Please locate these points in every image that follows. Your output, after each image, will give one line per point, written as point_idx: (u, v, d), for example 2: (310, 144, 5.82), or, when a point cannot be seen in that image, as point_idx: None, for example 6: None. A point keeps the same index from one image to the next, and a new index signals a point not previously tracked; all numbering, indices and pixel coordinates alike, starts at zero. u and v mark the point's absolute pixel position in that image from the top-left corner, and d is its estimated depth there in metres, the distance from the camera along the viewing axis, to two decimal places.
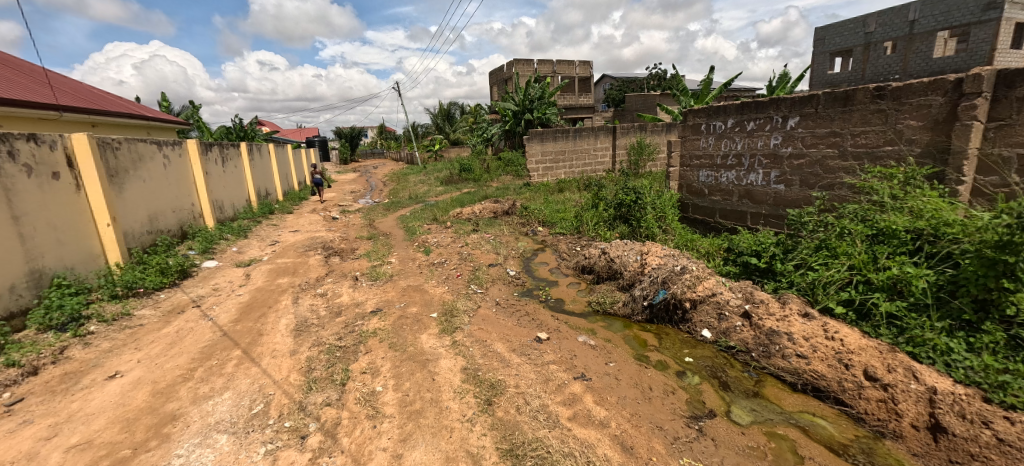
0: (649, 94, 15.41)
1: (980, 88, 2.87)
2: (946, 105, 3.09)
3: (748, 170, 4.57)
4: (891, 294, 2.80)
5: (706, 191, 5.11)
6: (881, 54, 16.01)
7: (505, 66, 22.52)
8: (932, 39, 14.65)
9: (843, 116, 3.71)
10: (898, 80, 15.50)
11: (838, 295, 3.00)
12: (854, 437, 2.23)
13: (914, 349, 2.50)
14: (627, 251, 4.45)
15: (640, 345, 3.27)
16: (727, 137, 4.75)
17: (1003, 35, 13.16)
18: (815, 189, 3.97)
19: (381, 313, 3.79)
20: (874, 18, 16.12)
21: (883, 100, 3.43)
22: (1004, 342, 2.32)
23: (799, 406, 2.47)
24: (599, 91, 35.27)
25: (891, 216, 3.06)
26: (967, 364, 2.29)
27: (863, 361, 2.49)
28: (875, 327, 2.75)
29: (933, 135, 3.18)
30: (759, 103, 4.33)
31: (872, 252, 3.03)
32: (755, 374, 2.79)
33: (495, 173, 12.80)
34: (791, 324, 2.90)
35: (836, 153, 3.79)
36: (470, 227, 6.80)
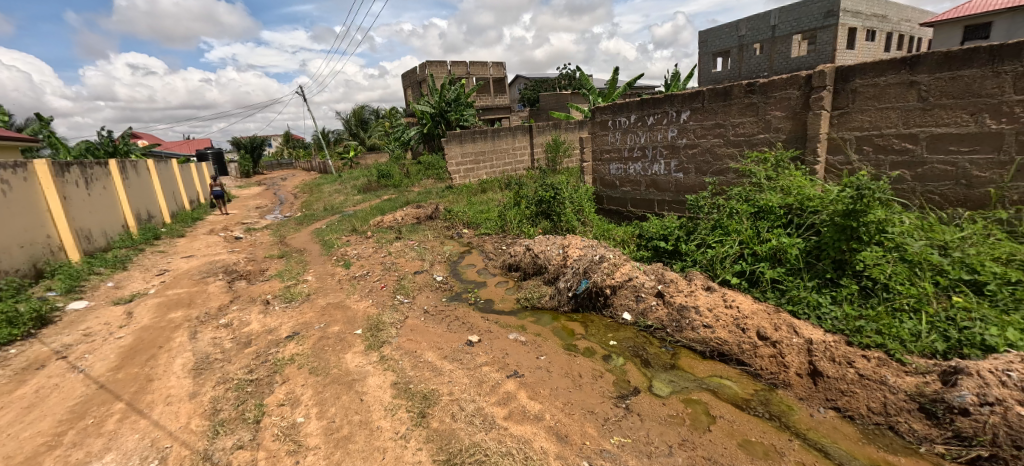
0: (560, 94, 16.00)
1: (824, 83, 3.38)
2: (801, 97, 3.59)
3: (652, 161, 4.94)
4: (773, 263, 3.20)
5: (618, 183, 5.42)
6: (752, 54, 18.37)
7: (417, 69, 22.08)
8: (790, 42, 16.96)
9: (724, 109, 4.16)
10: (767, 77, 17.74)
11: (733, 268, 3.36)
12: (754, 392, 2.50)
13: (794, 307, 2.87)
14: (549, 246, 4.58)
15: (568, 335, 3.39)
16: (631, 131, 5.10)
17: (841, 37, 15.63)
18: (707, 175, 4.39)
19: (299, 337, 3.51)
20: (745, 23, 18.30)
21: (754, 94, 3.90)
22: (857, 292, 2.74)
23: (709, 372, 2.72)
24: (514, 91, 36.04)
25: (767, 195, 3.49)
26: (833, 316, 2.69)
27: (756, 323, 2.81)
28: (763, 292, 3.12)
29: (793, 123, 3.68)
30: (656, 99, 4.70)
31: (755, 227, 3.45)
32: (670, 347, 3.03)
33: (415, 177, 12.49)
34: (697, 298, 3.20)
35: (722, 141, 4.23)
36: (393, 235, 6.56)
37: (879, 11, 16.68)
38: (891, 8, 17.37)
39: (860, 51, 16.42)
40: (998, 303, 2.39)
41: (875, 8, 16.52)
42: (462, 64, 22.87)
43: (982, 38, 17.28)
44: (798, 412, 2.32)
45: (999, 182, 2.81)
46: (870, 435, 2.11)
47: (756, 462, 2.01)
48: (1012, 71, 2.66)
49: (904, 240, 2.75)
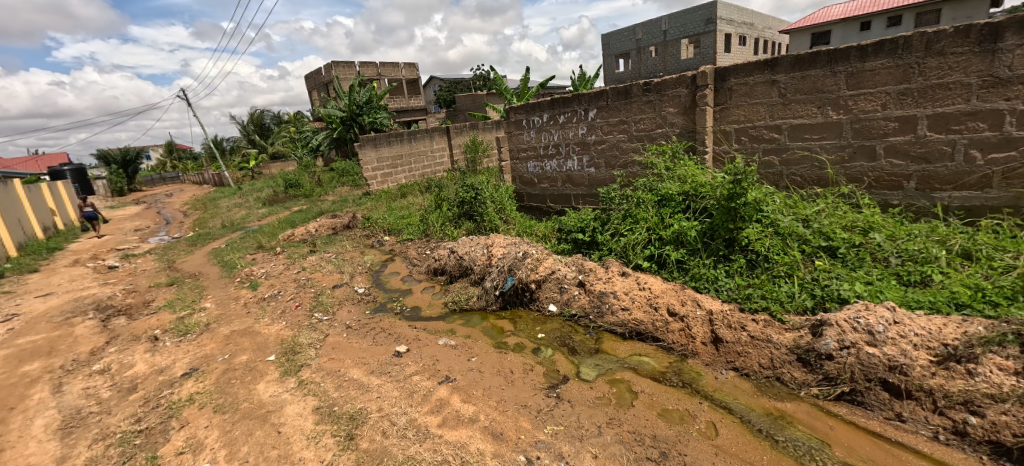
0: (474, 95, 16.01)
1: (706, 82, 3.78)
2: (689, 95, 3.97)
3: (565, 157, 5.15)
4: (677, 245, 3.50)
5: (536, 180, 5.57)
6: (648, 56, 19.94)
7: (322, 71, 20.80)
8: (679, 45, 18.66)
9: (625, 107, 4.47)
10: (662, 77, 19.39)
11: (643, 253, 3.62)
12: (669, 364, 2.73)
13: (696, 284, 3.18)
14: (473, 246, 4.59)
15: (498, 333, 3.43)
16: (545, 130, 5.28)
17: (719, 42, 17.57)
18: (616, 169, 4.69)
19: (199, 373, 3.14)
20: (640, 27, 19.81)
21: (650, 93, 4.24)
22: (745, 265, 3.11)
23: (630, 351, 2.92)
24: (429, 93, 35.54)
25: (668, 184, 3.82)
26: (727, 287, 3.03)
27: (666, 301, 3.07)
28: (671, 273, 3.41)
29: (685, 118, 4.06)
30: (565, 98, 4.91)
31: (660, 214, 3.75)
32: (594, 333, 3.20)
33: (328, 185, 11.78)
34: (614, 283, 3.41)
35: (626, 137, 4.54)
36: (306, 249, 6.12)
37: (747, 19, 18.99)
38: (757, 16, 19.90)
39: (735, 54, 18.58)
40: (847, 263, 2.85)
41: (745, 16, 18.77)
42: (370, 65, 21.94)
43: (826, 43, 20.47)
44: (705, 377, 2.57)
45: (842, 162, 3.34)
46: (763, 388, 2.41)
47: (673, 427, 2.20)
48: (845, 71, 3.17)
49: (778, 217, 3.17)
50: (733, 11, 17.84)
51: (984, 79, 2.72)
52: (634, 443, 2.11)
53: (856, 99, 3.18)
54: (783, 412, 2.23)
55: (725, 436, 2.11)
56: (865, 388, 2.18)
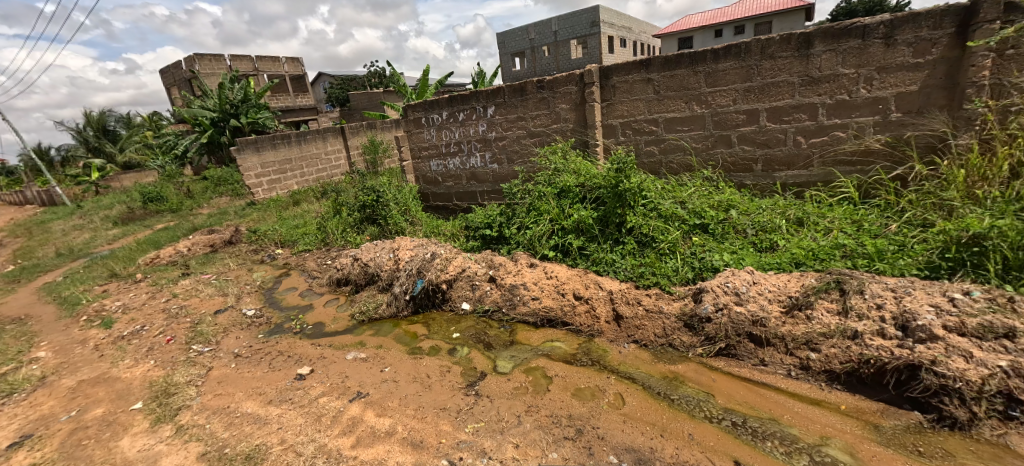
0: (369, 93, 15.33)
1: (592, 80, 4.08)
2: (578, 92, 4.25)
3: (468, 155, 5.18)
4: (577, 233, 3.73)
5: (440, 179, 5.53)
6: (542, 55, 20.84)
7: (184, 66, 18.26)
8: (568, 46, 19.76)
9: (521, 104, 4.63)
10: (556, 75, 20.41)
11: (548, 243, 3.80)
12: (578, 345, 2.92)
13: (597, 267, 3.44)
14: (378, 252, 4.42)
15: (412, 338, 3.37)
16: (445, 128, 5.26)
17: (604, 43, 19.00)
18: (517, 164, 4.85)
19: (34, 439, 2.59)
20: (532, 27, 20.60)
21: (543, 90, 4.45)
22: (637, 245, 3.43)
23: (542, 339, 3.06)
24: (318, 90, 33.21)
25: (565, 177, 4.06)
26: (624, 268, 3.32)
27: (571, 286, 3.28)
28: (574, 260, 3.63)
29: (576, 114, 4.34)
30: (463, 96, 4.94)
31: (561, 205, 3.96)
32: (508, 326, 3.29)
33: (201, 196, 10.42)
34: (523, 275, 3.54)
35: (525, 133, 4.71)
36: (177, 272, 5.36)
37: (626, 23, 20.77)
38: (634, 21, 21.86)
39: (617, 55, 20.24)
40: (717, 236, 3.30)
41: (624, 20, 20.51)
42: (245, 60, 19.76)
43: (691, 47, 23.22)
44: (610, 352, 2.80)
45: (708, 150, 3.84)
46: (658, 354, 2.70)
47: (586, 404, 2.36)
48: (704, 71, 3.65)
49: (660, 201, 3.56)
50: (613, 15, 19.41)
51: (804, 78, 3.32)
52: (552, 425, 2.22)
53: (714, 95, 3.68)
54: (677, 374, 2.51)
55: (631, 404, 2.32)
56: (736, 341, 2.54)
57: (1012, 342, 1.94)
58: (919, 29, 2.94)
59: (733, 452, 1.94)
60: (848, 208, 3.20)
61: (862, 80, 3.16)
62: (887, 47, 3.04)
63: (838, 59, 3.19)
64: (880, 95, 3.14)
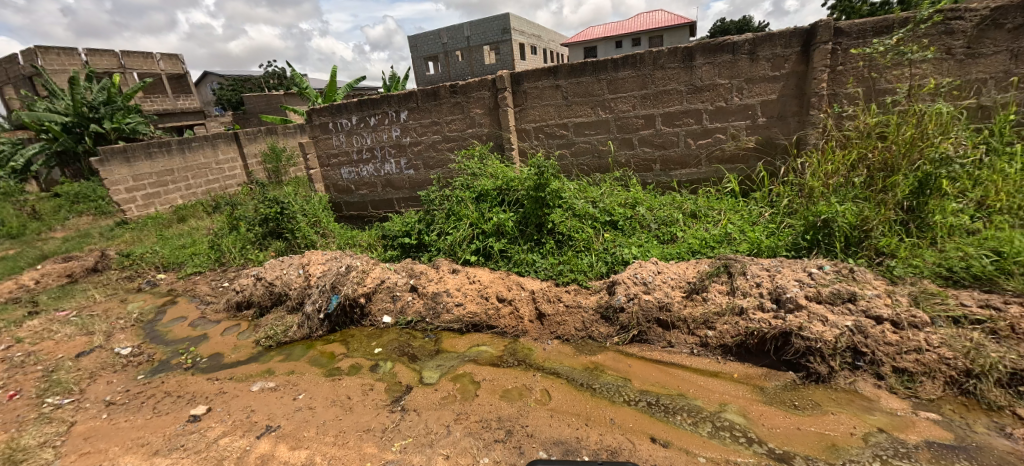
0: (267, 94, 14.15)
1: (504, 85, 4.19)
2: (492, 97, 4.34)
3: (382, 161, 5.02)
4: (498, 235, 3.79)
5: (353, 187, 5.29)
6: (456, 60, 20.89)
7: (24, 62, 15.34)
8: (481, 51, 20.04)
9: (435, 108, 4.61)
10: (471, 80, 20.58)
11: (470, 248, 3.81)
12: (504, 347, 2.97)
13: (519, 268, 3.53)
14: (285, 269, 4.10)
15: (328, 359, 3.17)
16: (355, 133, 5.05)
17: (515, 50, 19.61)
18: (434, 170, 4.81)
19: None
20: (444, 31, 20.55)
21: (457, 95, 4.47)
22: (554, 244, 3.58)
23: (468, 344, 3.06)
24: (205, 92, 29.89)
25: (483, 181, 4.12)
26: (544, 267, 3.45)
27: (494, 289, 3.33)
28: (496, 263, 3.68)
29: (491, 118, 4.42)
30: (373, 100, 4.79)
31: (480, 209, 4.00)
32: (433, 335, 3.24)
33: (53, 216, 8.78)
34: (446, 282, 3.52)
35: (440, 138, 4.69)
36: (21, 311, 4.46)
37: (535, 32, 21.58)
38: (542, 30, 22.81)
39: (528, 62, 20.97)
40: (625, 232, 3.57)
41: (533, 29, 21.31)
42: (108, 56, 17.15)
43: (596, 56, 24.82)
44: (535, 350, 2.89)
45: (613, 153, 4.14)
46: (579, 347, 2.84)
47: (514, 405, 2.41)
48: (605, 79, 3.93)
49: (573, 201, 3.74)
50: (522, 23, 20.05)
51: (689, 87, 3.73)
52: (482, 430, 2.23)
53: (616, 102, 3.98)
54: (597, 363, 2.66)
55: (556, 399, 2.42)
56: (647, 328, 2.77)
57: (855, 305, 2.36)
58: (774, 46, 3.45)
59: (649, 430, 2.11)
60: (732, 201, 3.64)
61: (735, 89, 3.63)
62: (752, 61, 3.53)
63: (715, 70, 3.63)
64: (749, 102, 3.63)
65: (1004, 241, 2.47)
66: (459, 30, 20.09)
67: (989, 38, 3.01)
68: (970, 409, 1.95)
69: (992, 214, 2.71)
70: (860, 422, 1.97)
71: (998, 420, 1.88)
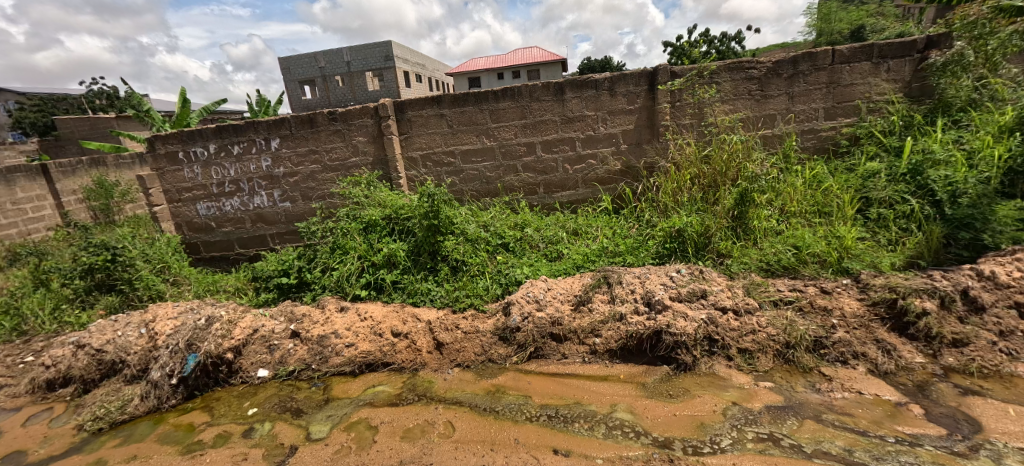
0: (91, 117, 11.68)
1: (387, 113, 4.13)
2: (375, 125, 4.25)
3: (251, 194, 4.54)
4: (389, 267, 3.66)
5: (214, 225, 4.67)
6: (337, 85, 19.88)
7: None
8: (363, 77, 19.56)
9: (313, 136, 4.34)
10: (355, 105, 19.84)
11: (359, 282, 3.60)
12: (403, 384, 2.84)
13: (414, 299, 3.45)
14: (122, 329, 3.40)
15: (187, 432, 2.68)
16: (214, 164, 4.49)
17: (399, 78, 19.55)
18: (314, 201, 4.50)
19: None
20: (322, 56, 19.49)
21: (337, 122, 4.28)
22: (448, 269, 3.59)
23: (362, 387, 2.86)
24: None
25: (370, 211, 3.97)
26: (439, 295, 3.42)
27: (388, 324, 3.19)
28: (389, 296, 3.54)
29: (376, 147, 4.31)
30: (236, 126, 4.33)
31: (368, 241, 3.83)
32: (321, 382, 2.96)
33: None
34: (333, 322, 3.27)
35: (320, 168, 4.42)
36: None
37: (418, 60, 21.77)
38: (426, 59, 23.14)
39: (412, 90, 21.02)
40: (516, 252, 3.73)
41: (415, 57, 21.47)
42: None
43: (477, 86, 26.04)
44: (435, 381, 2.82)
45: (500, 179, 4.33)
46: (480, 371, 2.85)
47: (416, 443, 2.30)
48: (488, 109, 4.14)
49: (465, 226, 3.80)
50: (404, 52, 20.12)
51: (562, 118, 4.12)
52: None
53: (499, 130, 4.20)
54: (498, 386, 2.70)
55: (460, 429, 2.38)
56: (542, 343, 2.90)
57: (707, 300, 2.79)
58: (627, 84, 4.00)
59: (551, 442, 2.19)
60: (606, 218, 4.05)
61: (600, 120, 4.10)
62: (612, 96, 4.04)
63: (582, 103, 4.07)
64: (613, 131, 4.13)
65: (800, 237, 3.16)
66: (338, 55, 19.33)
67: (774, 83, 3.89)
68: (792, 373, 2.41)
69: (791, 217, 3.45)
70: (720, 399, 2.31)
71: (810, 378, 2.35)
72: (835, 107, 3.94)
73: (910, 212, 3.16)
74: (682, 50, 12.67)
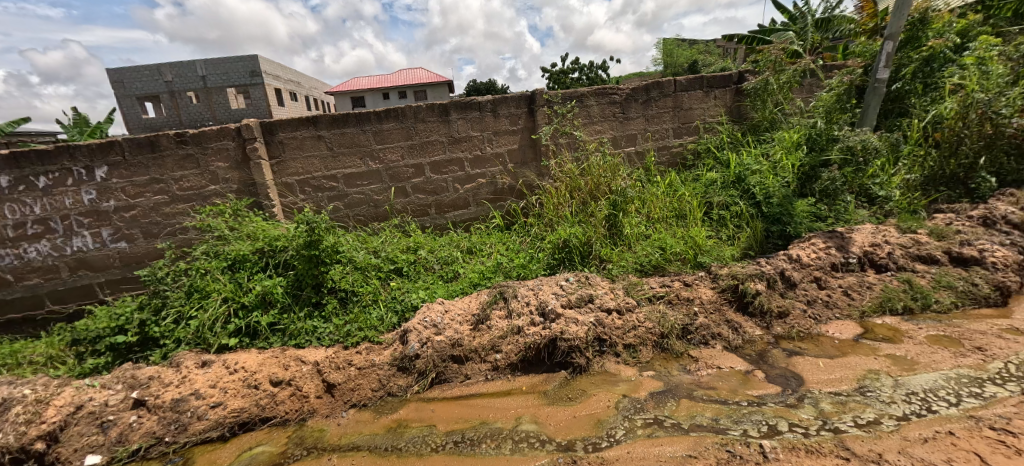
0: None
1: (253, 135, 3.70)
2: (238, 148, 3.77)
3: (67, 236, 3.64)
4: (265, 308, 3.23)
5: (10, 278, 3.62)
6: (188, 103, 17.13)
7: None
8: (224, 93, 17.30)
9: (156, 162, 3.67)
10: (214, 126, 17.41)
11: (226, 329, 3.11)
12: (289, 438, 2.51)
13: (297, 340, 3.09)
14: None
15: None
16: (6, 201, 3.49)
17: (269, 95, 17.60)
18: (160, 239, 3.80)
19: None
20: (167, 68, 16.77)
21: (187, 145, 3.69)
22: (337, 303, 3.31)
23: (236, 453, 2.44)
24: None
25: (236, 245, 3.48)
26: (328, 331, 3.12)
27: (265, 373, 2.79)
28: (267, 340, 3.12)
29: (239, 173, 3.82)
30: (41, 152, 3.44)
31: (235, 280, 3.35)
32: (178, 457, 2.46)
33: None
34: (193, 381, 2.75)
35: (166, 199, 3.75)
36: None
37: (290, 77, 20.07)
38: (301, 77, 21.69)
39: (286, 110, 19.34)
40: (411, 276, 3.61)
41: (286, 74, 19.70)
42: None
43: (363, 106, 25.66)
44: (328, 429, 2.55)
45: (387, 202, 4.18)
46: (378, 408, 2.67)
47: None
48: (371, 130, 3.99)
49: (353, 254, 3.56)
50: (275, 68, 18.38)
51: (449, 138, 4.15)
52: None
53: (384, 152, 4.06)
54: (399, 420, 2.55)
55: None
56: (444, 367, 2.83)
57: (594, 303, 3.03)
58: (508, 107, 4.21)
59: None
60: (499, 234, 4.17)
61: (486, 141, 4.24)
62: (495, 118, 4.21)
63: (467, 124, 4.16)
64: (498, 151, 4.30)
65: (664, 239, 3.63)
66: (189, 69, 16.84)
67: (633, 107, 4.47)
68: (669, 360, 2.73)
69: (656, 222, 3.95)
70: (612, 394, 2.51)
71: (682, 362, 2.69)
72: (681, 127, 4.67)
73: (740, 212, 3.87)
74: (556, 75, 13.80)
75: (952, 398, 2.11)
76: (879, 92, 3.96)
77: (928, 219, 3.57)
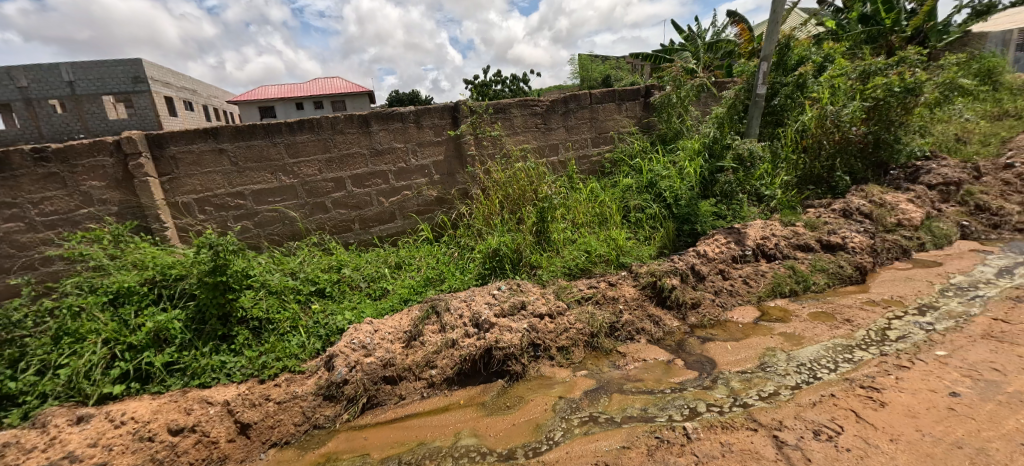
0: None
1: (137, 149, 3.23)
2: (117, 165, 3.27)
3: None
4: (158, 346, 2.82)
5: None
6: (50, 112, 14.23)
7: None
8: (98, 101, 14.63)
9: (6, 184, 3.07)
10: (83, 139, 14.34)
11: (108, 375, 2.65)
12: None
13: (200, 380, 2.73)
14: None
15: None
16: None
17: (156, 104, 15.59)
18: (14, 275, 3.16)
19: None
20: (21, 73, 14.21)
21: (48, 162, 3.13)
22: (249, 334, 2.99)
23: None
24: None
25: (118, 276, 3.01)
26: (239, 366, 2.81)
27: (161, 422, 2.41)
28: (163, 383, 2.72)
29: (120, 193, 3.32)
30: None
31: (119, 317, 2.88)
32: None
33: None
34: (66, 441, 2.29)
35: (21, 227, 3.14)
36: None
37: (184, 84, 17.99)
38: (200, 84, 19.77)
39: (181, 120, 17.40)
40: (335, 297, 3.38)
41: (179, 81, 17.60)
42: None
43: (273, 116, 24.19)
44: None
45: (303, 219, 3.89)
46: (303, 444, 2.45)
47: None
48: (282, 142, 3.70)
49: (266, 277, 3.25)
50: (163, 73, 16.36)
51: (370, 150, 3.99)
52: None
53: (298, 166, 3.79)
54: (329, 454, 2.36)
55: None
56: (376, 390, 2.68)
57: (527, 309, 3.08)
58: (431, 118, 4.16)
59: None
60: (427, 247, 4.08)
61: (410, 152, 4.15)
62: (418, 129, 4.13)
63: (390, 136, 4.04)
64: (424, 163, 4.23)
65: (589, 243, 3.81)
66: (52, 73, 14.28)
67: (553, 118, 4.66)
68: (599, 357, 2.86)
69: (580, 226, 4.14)
70: (549, 397, 2.56)
71: (612, 358, 2.84)
72: (598, 137, 4.97)
73: (655, 214, 4.21)
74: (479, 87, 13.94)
75: (831, 365, 2.47)
76: (759, 105, 4.55)
77: (803, 214, 4.19)
